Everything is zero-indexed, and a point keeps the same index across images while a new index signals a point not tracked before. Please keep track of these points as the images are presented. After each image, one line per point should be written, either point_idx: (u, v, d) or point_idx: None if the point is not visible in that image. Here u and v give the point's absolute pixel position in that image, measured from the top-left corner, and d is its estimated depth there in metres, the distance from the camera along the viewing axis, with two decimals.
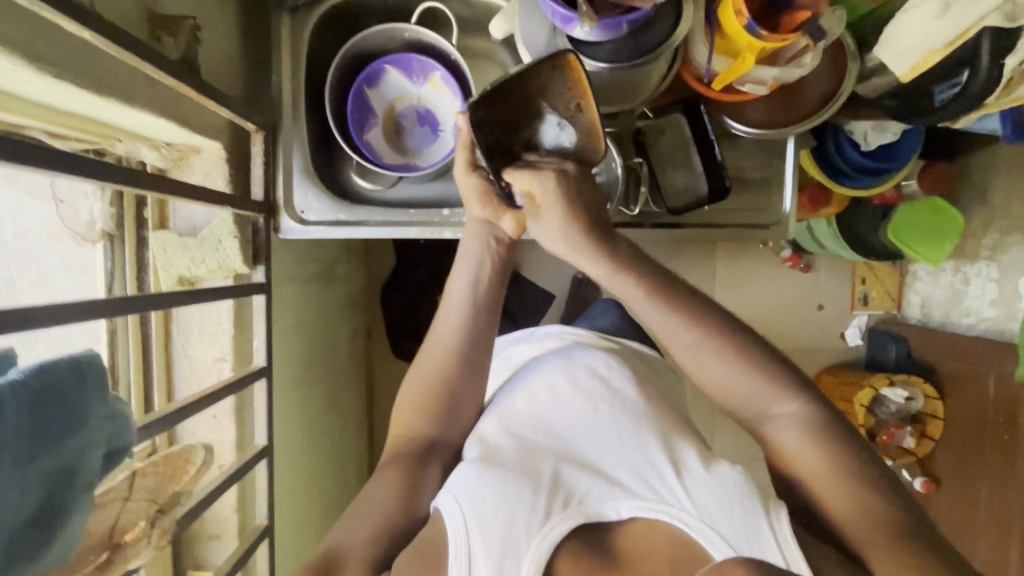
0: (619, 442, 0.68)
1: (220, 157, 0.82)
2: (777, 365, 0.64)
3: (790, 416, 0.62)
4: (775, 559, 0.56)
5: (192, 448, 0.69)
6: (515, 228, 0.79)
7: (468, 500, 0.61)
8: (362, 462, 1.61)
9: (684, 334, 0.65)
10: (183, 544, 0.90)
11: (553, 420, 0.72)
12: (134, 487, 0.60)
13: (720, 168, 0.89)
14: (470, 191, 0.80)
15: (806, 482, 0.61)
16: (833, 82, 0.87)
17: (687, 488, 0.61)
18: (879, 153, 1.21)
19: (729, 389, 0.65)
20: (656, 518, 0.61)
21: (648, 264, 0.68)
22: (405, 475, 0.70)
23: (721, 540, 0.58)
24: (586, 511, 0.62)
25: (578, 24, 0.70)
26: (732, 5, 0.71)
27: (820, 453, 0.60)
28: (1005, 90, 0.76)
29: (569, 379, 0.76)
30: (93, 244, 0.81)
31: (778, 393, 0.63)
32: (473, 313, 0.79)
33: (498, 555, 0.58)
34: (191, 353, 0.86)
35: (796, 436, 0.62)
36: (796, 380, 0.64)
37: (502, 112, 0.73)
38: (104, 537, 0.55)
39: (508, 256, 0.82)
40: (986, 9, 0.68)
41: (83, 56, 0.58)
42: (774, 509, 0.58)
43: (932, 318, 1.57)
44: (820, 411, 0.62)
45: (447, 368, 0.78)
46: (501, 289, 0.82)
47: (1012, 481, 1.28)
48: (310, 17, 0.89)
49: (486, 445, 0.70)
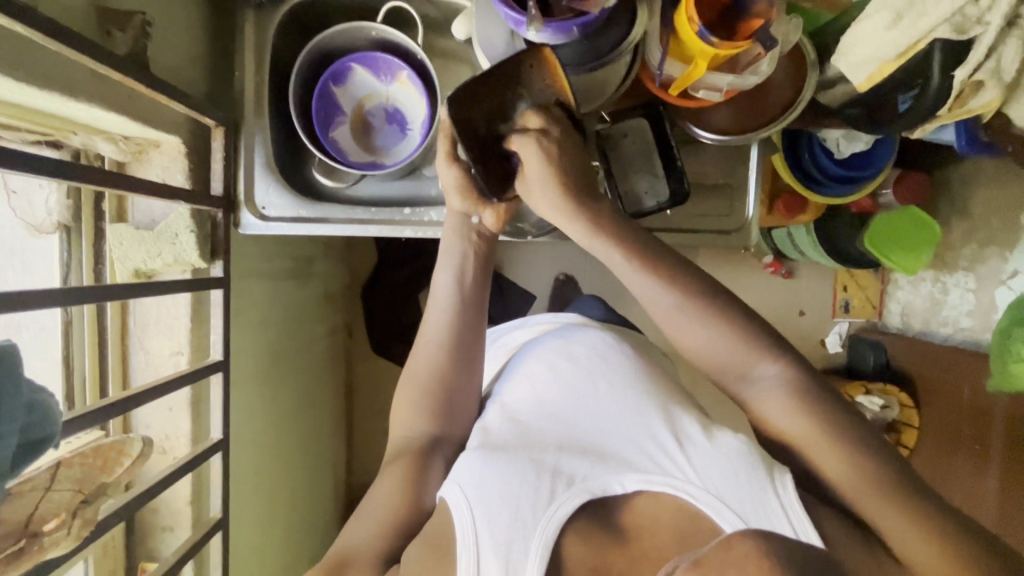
0: (620, 420, 0.68)
1: (180, 151, 0.83)
2: (754, 330, 0.65)
3: (774, 379, 0.64)
4: (783, 527, 0.56)
5: (128, 440, 0.72)
6: (495, 221, 0.80)
7: (473, 488, 0.62)
8: (340, 458, 1.62)
9: (664, 299, 0.67)
10: (137, 534, 0.91)
11: (555, 402, 0.72)
12: (57, 478, 0.64)
13: (680, 173, 0.89)
14: (450, 184, 0.78)
15: (782, 437, 0.63)
16: (794, 88, 0.86)
17: (690, 460, 0.62)
18: (852, 161, 1.19)
19: (707, 356, 0.66)
20: (661, 492, 0.61)
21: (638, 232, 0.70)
22: (410, 468, 0.72)
23: (727, 510, 0.58)
24: (592, 489, 0.62)
25: (528, 27, 0.71)
26: (684, 11, 0.72)
27: (807, 413, 0.61)
28: (959, 101, 0.75)
29: (568, 361, 0.76)
30: (48, 235, 0.83)
31: (760, 356, 0.64)
32: (460, 306, 0.80)
33: (505, 539, 0.59)
34: (148, 345, 0.87)
35: (779, 398, 0.62)
36: (772, 343, 0.65)
37: (477, 105, 0.72)
38: (19, 526, 0.59)
39: (489, 248, 0.83)
40: (935, 22, 0.69)
41: (24, 50, 0.59)
42: (777, 476, 0.58)
43: (912, 327, 1.56)
44: (802, 371, 0.64)
45: (442, 362, 0.78)
46: (486, 279, 0.82)
47: (980, 490, 1.28)
48: (275, 14, 0.89)
49: (488, 432, 0.71)
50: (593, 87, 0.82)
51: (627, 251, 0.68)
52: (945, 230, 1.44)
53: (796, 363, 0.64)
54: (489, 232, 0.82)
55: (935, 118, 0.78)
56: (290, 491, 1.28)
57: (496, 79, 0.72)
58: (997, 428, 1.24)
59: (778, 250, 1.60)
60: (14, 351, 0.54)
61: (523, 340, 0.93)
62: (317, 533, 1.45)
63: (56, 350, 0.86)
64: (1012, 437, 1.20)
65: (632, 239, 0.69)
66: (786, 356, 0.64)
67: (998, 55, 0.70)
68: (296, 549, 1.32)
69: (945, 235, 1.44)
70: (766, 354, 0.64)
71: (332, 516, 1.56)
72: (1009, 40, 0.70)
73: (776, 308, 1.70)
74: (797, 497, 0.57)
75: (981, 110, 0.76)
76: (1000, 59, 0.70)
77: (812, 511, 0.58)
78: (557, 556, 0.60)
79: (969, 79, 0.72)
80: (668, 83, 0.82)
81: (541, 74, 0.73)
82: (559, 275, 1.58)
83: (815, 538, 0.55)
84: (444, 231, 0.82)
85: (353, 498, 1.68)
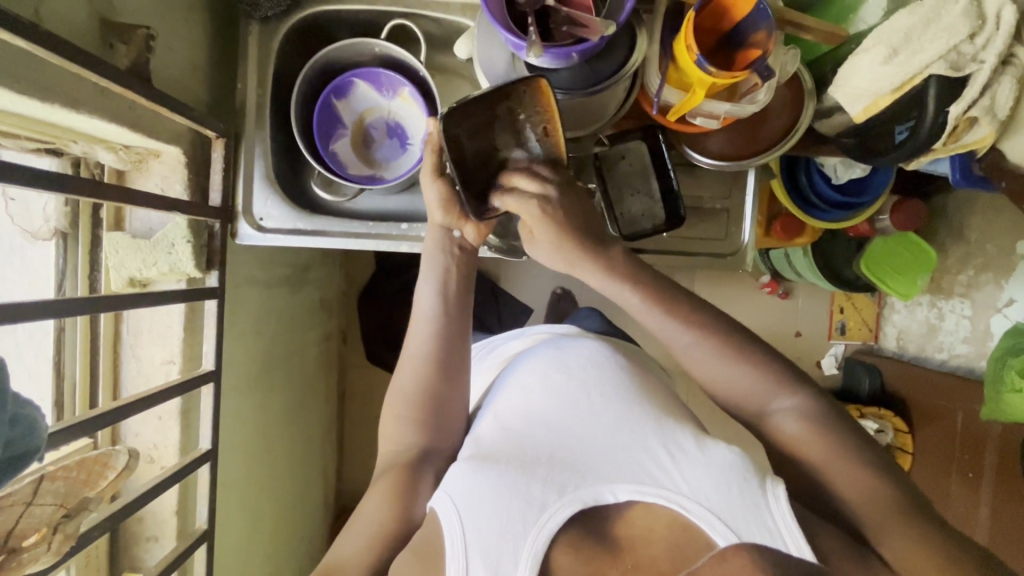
0: (613, 432, 0.67)
1: (180, 162, 0.84)
2: (773, 361, 0.65)
3: (789, 410, 0.63)
4: (772, 538, 0.55)
5: (113, 453, 0.73)
6: (477, 235, 0.80)
7: (465, 501, 0.62)
8: (330, 467, 1.60)
9: (680, 336, 0.67)
10: (123, 543, 0.91)
11: (546, 412, 0.71)
12: (38, 492, 0.64)
13: (676, 196, 0.90)
14: (433, 197, 0.78)
15: (789, 450, 0.63)
16: (792, 117, 0.87)
17: (681, 471, 0.61)
18: (848, 187, 1.20)
19: (725, 389, 0.66)
20: (653, 502, 0.60)
21: (644, 272, 0.69)
22: (397, 483, 0.71)
23: (718, 522, 0.57)
24: (583, 500, 0.62)
25: (527, 51, 0.71)
26: (684, 41, 0.73)
27: (820, 442, 0.61)
28: (953, 136, 0.76)
29: (562, 370, 0.75)
30: (45, 241, 0.84)
31: (776, 389, 0.64)
32: (446, 318, 0.79)
33: (496, 553, 0.59)
34: (140, 354, 0.88)
35: (797, 428, 0.62)
36: (788, 374, 0.65)
37: (468, 134, 0.74)
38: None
39: (471, 259, 0.82)
40: (930, 58, 0.71)
41: (27, 64, 0.59)
42: (769, 485, 0.58)
43: (907, 351, 1.54)
44: (820, 405, 0.63)
45: (428, 376, 0.77)
46: (469, 288, 0.81)
47: (974, 519, 1.28)
48: (279, 28, 0.90)
49: (481, 442, 0.71)
50: (592, 110, 0.83)
51: (643, 289, 0.68)
52: (942, 254, 1.43)
53: (814, 395, 0.64)
54: (470, 244, 0.81)
55: (929, 151, 0.79)
56: (279, 501, 1.27)
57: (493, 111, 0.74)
58: (990, 454, 1.24)
59: (775, 271, 1.59)
60: (3, 366, 0.53)
61: (518, 348, 0.92)
62: (305, 543, 1.44)
63: (47, 356, 0.86)
64: (1005, 463, 1.21)
65: (645, 276, 0.69)
66: (802, 388, 0.64)
67: (992, 91, 0.71)
68: (283, 559, 1.31)
69: (942, 260, 1.43)
70: (783, 387, 0.64)
71: (321, 525, 1.55)
72: (1004, 77, 0.71)
73: (773, 328, 1.68)
74: (788, 507, 0.57)
75: (975, 145, 0.77)
76: (995, 96, 0.71)
77: (812, 532, 0.57)
78: (547, 565, 0.60)
79: (962, 115, 0.72)
80: (666, 109, 0.82)
81: (534, 101, 0.74)
82: (556, 290, 1.57)
83: (804, 548, 0.54)
84: (426, 243, 0.81)
85: (344, 507, 1.67)
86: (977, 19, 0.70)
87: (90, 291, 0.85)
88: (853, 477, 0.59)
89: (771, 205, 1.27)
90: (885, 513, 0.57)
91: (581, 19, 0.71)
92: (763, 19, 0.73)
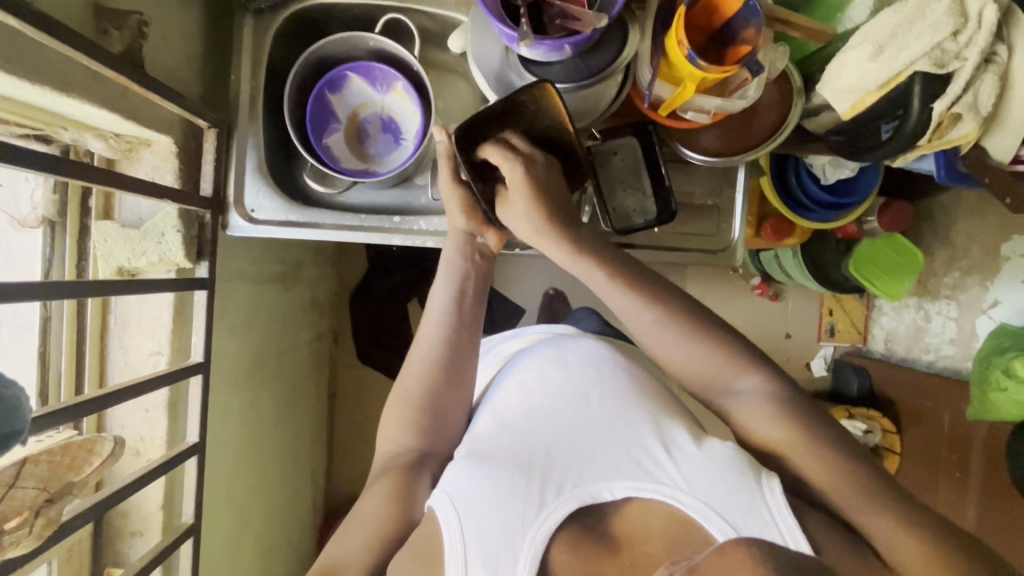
0: (611, 430, 0.67)
1: (171, 151, 0.83)
2: (735, 342, 0.67)
3: (750, 389, 0.64)
4: (771, 533, 0.55)
5: (98, 439, 0.74)
6: (497, 242, 0.83)
7: (462, 499, 0.61)
8: (319, 468, 1.59)
9: (642, 314, 0.68)
10: (105, 539, 0.90)
11: (544, 411, 0.71)
12: (22, 475, 0.65)
13: (669, 192, 0.90)
14: (453, 203, 0.81)
15: (768, 446, 0.63)
16: (780, 115, 0.88)
17: (679, 468, 0.61)
18: (837, 188, 1.21)
19: (688, 369, 0.67)
20: (650, 498, 0.60)
21: (624, 260, 0.71)
22: (397, 482, 0.70)
23: (716, 516, 0.57)
24: (581, 498, 0.61)
25: (520, 43, 0.71)
26: (675, 37, 0.74)
27: (778, 420, 0.62)
28: (937, 132, 0.78)
29: (560, 369, 0.75)
30: (33, 229, 0.84)
31: (738, 368, 0.66)
32: (458, 325, 0.79)
33: (494, 551, 0.58)
34: (127, 344, 0.87)
35: (754, 407, 0.63)
36: (748, 352, 0.66)
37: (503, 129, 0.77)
38: None
39: (488, 270, 0.84)
40: (915, 55, 0.72)
41: (21, 47, 0.59)
42: (765, 479, 0.58)
43: (896, 353, 1.55)
44: (780, 385, 0.64)
45: (435, 382, 0.77)
46: (483, 298, 0.83)
47: (959, 515, 1.29)
48: (273, 21, 0.90)
49: (478, 441, 0.70)
50: (586, 104, 0.84)
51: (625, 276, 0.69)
52: (928, 257, 1.45)
53: (774, 374, 0.65)
54: (489, 253, 0.84)
55: (915, 147, 0.81)
56: (267, 501, 1.26)
57: (543, 121, 0.76)
58: (978, 453, 1.24)
59: (765, 272, 1.61)
60: None
61: (517, 347, 0.91)
62: (294, 545, 1.42)
63: (34, 345, 0.85)
64: (992, 461, 1.22)
65: (623, 266, 0.70)
66: (762, 366, 0.65)
67: (975, 89, 0.74)
68: (270, 559, 1.29)
69: (929, 262, 1.44)
70: (745, 366, 0.66)
71: (310, 526, 1.53)
72: (985, 76, 0.74)
73: (763, 330, 1.69)
74: (784, 499, 0.56)
75: (959, 142, 0.78)
76: (977, 94, 0.74)
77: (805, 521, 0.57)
78: (545, 565, 0.59)
79: (946, 111, 0.74)
80: (657, 103, 0.84)
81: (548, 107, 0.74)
82: (550, 290, 1.58)
83: (804, 546, 0.54)
84: (446, 250, 0.83)
85: (333, 510, 1.65)
86: (960, 18, 0.72)
87: (77, 279, 0.85)
88: (822, 458, 0.59)
89: (764, 206, 1.28)
90: (876, 502, 0.57)
91: (573, 13, 0.71)
92: (753, 16, 0.74)
